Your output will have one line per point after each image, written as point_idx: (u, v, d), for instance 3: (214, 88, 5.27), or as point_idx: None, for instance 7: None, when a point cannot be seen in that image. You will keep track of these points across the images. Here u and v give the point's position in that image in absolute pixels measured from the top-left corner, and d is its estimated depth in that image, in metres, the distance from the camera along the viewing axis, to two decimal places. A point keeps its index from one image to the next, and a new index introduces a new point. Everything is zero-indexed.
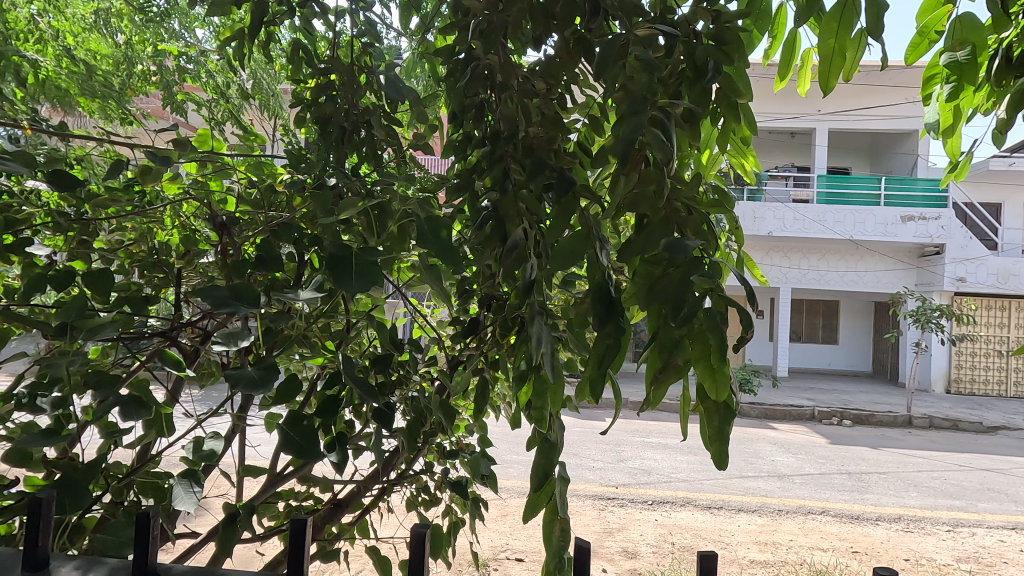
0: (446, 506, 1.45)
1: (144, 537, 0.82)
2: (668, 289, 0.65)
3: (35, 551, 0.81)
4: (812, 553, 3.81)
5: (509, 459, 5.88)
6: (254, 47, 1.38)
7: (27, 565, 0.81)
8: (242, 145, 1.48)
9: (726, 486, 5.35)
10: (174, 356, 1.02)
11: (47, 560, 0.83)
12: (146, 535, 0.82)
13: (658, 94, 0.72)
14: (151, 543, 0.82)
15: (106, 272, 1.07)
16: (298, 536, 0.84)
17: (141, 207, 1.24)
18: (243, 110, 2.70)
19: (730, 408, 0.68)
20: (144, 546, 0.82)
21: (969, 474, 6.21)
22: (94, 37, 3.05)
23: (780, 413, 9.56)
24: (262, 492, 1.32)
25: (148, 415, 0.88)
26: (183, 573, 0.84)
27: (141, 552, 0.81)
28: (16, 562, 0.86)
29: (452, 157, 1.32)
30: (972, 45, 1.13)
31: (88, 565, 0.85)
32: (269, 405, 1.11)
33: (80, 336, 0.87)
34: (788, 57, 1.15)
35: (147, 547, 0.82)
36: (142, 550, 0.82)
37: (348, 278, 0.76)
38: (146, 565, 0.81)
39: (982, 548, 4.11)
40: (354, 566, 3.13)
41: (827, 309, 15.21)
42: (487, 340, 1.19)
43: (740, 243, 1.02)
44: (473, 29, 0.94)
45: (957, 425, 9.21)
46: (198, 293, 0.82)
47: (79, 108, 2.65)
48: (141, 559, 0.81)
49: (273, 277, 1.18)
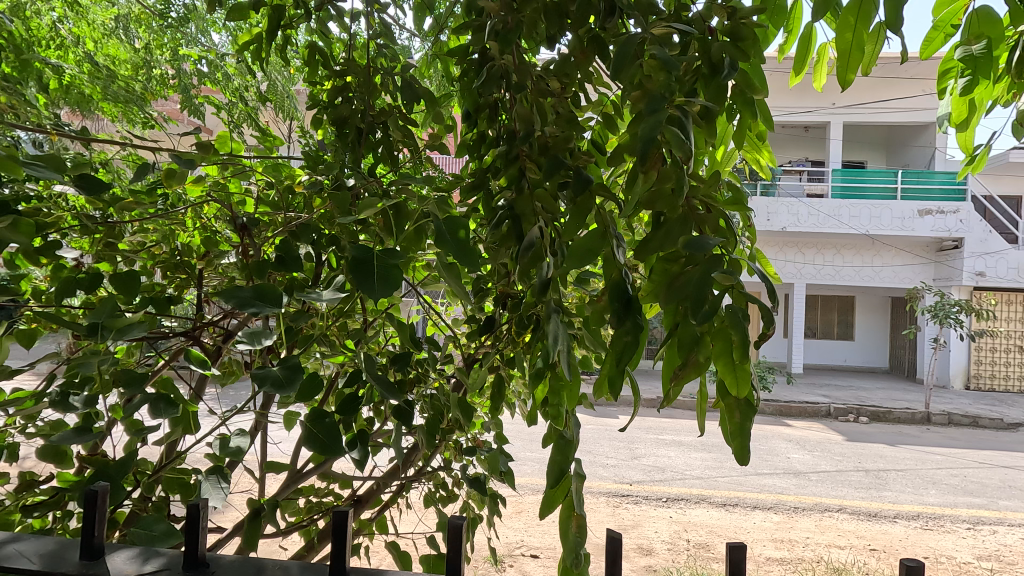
0: (464, 501, 1.46)
1: (193, 528, 0.84)
2: (688, 287, 0.65)
3: (91, 541, 0.83)
4: (829, 551, 3.78)
5: (522, 457, 5.90)
6: (271, 51, 1.40)
7: (83, 556, 0.83)
8: (260, 147, 1.49)
9: (741, 483, 5.34)
10: (199, 354, 1.00)
11: (102, 550, 0.85)
12: (195, 527, 0.85)
13: (675, 93, 0.72)
14: (200, 533, 0.84)
15: (132, 275, 1.08)
16: (339, 531, 0.85)
17: (164, 210, 1.25)
18: (259, 111, 2.71)
19: (752, 404, 0.67)
20: (194, 538, 0.84)
21: (989, 471, 6.13)
22: (113, 42, 3.11)
23: (795, 411, 9.47)
24: (284, 490, 1.33)
25: (176, 413, 0.89)
26: (232, 562, 0.88)
27: (192, 545, 0.84)
28: (72, 549, 0.88)
29: (466, 156, 1.32)
30: (989, 38, 1.10)
31: (146, 555, 0.87)
32: (290, 402, 1.09)
33: (110, 336, 0.88)
34: (806, 50, 1.13)
35: (196, 538, 0.84)
36: (193, 542, 0.84)
37: (371, 282, 0.77)
38: (197, 556, 0.84)
39: (1003, 546, 4.06)
40: (375, 560, 3.29)
41: (843, 305, 15.06)
42: (503, 338, 1.22)
43: (753, 238, 1.02)
44: (489, 30, 0.94)
45: (977, 422, 9.09)
46: (223, 295, 0.84)
47: (101, 112, 2.73)
48: (193, 550, 0.84)
49: (292, 278, 1.22)
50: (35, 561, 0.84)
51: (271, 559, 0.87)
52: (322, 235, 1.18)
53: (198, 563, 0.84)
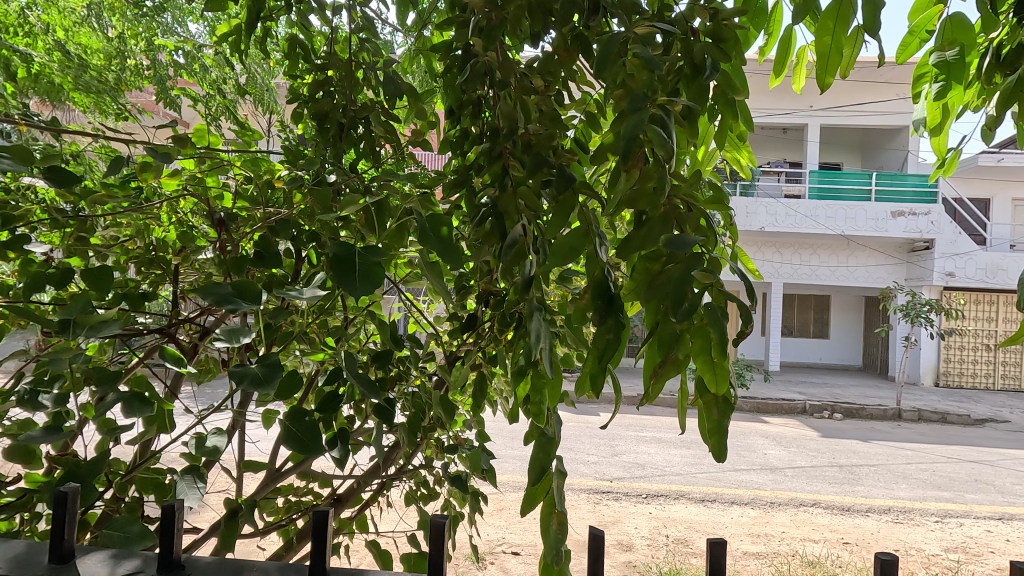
0: (446, 500, 1.45)
1: (169, 528, 0.83)
2: (668, 285, 0.65)
3: (60, 543, 0.81)
4: (804, 545, 3.86)
5: (504, 454, 5.91)
6: (250, 44, 1.37)
7: (53, 559, 0.81)
8: (238, 141, 1.47)
9: (719, 479, 5.42)
10: (175, 351, 0.97)
11: (73, 553, 0.82)
12: (170, 528, 0.83)
13: (657, 92, 0.73)
14: (176, 534, 0.83)
15: (105, 270, 1.05)
16: (321, 527, 0.85)
17: (138, 204, 1.22)
18: (237, 104, 2.65)
19: (730, 401, 0.68)
20: (169, 539, 0.82)
21: (956, 465, 6.32)
22: (85, 31, 3.00)
23: (772, 408, 9.64)
24: (262, 489, 1.31)
25: (150, 411, 0.87)
26: (209, 564, 0.86)
27: (167, 546, 0.82)
28: (42, 553, 0.85)
29: (449, 153, 1.31)
30: (961, 45, 1.13)
31: (121, 557, 0.85)
32: (269, 401, 1.07)
33: (84, 333, 0.86)
34: (784, 54, 1.15)
35: (172, 539, 0.83)
36: (168, 543, 0.82)
37: (352, 279, 0.76)
38: (173, 558, 0.82)
39: (969, 538, 4.18)
40: (353, 559, 3.27)
41: (819, 304, 15.36)
42: (485, 336, 1.22)
43: (733, 238, 1.04)
44: (473, 26, 0.93)
45: (946, 418, 9.35)
46: (200, 291, 0.82)
47: (72, 103, 2.65)
48: (168, 552, 0.82)
49: (271, 274, 1.20)
50: (2, 565, 0.82)
51: (249, 560, 0.86)
52: (302, 231, 1.17)
53: (174, 564, 0.82)
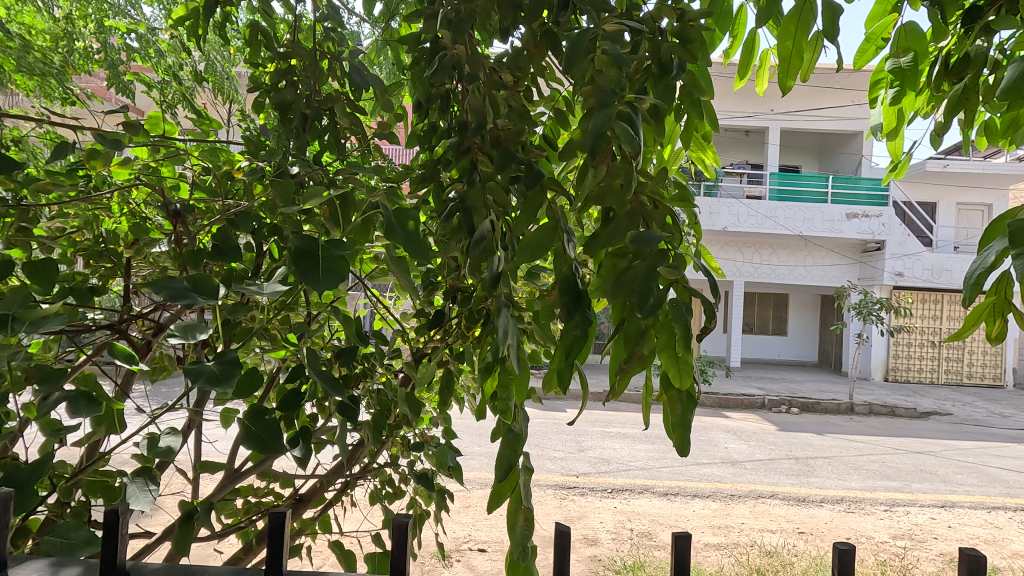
0: (411, 498, 1.43)
1: (113, 535, 0.79)
2: (635, 281, 0.66)
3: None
4: (762, 535, 3.98)
5: (471, 451, 5.89)
6: (208, 29, 1.32)
7: None
8: (196, 130, 1.41)
9: (682, 473, 5.54)
10: (125, 349, 0.91)
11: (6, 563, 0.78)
12: (114, 534, 0.79)
13: (625, 89, 0.73)
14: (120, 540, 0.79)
15: (49, 263, 1.00)
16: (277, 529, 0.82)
17: (86, 193, 1.16)
18: (195, 93, 2.55)
19: (693, 397, 0.69)
20: (112, 546, 0.78)
21: (903, 456, 6.63)
22: (28, 9, 2.84)
23: (733, 403, 9.91)
24: (219, 491, 1.26)
25: (98, 411, 0.83)
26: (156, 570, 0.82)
27: (109, 554, 0.78)
28: None
29: (416, 147, 1.29)
30: (915, 52, 1.18)
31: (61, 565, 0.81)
32: (228, 399, 1.04)
33: (23, 329, 0.80)
34: (748, 56, 1.18)
35: (116, 546, 0.79)
36: (110, 551, 0.78)
37: (315, 273, 0.74)
38: (116, 565, 0.78)
39: (915, 525, 4.39)
40: (316, 560, 3.20)
41: (778, 302, 15.86)
42: (452, 332, 1.20)
43: (697, 236, 1.06)
44: (441, 19, 0.92)
45: (894, 411, 9.80)
46: (152, 285, 0.78)
47: (14, 86, 2.51)
48: (110, 560, 0.78)
49: (230, 268, 1.16)
50: None
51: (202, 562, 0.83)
52: (264, 225, 1.14)
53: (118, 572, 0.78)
